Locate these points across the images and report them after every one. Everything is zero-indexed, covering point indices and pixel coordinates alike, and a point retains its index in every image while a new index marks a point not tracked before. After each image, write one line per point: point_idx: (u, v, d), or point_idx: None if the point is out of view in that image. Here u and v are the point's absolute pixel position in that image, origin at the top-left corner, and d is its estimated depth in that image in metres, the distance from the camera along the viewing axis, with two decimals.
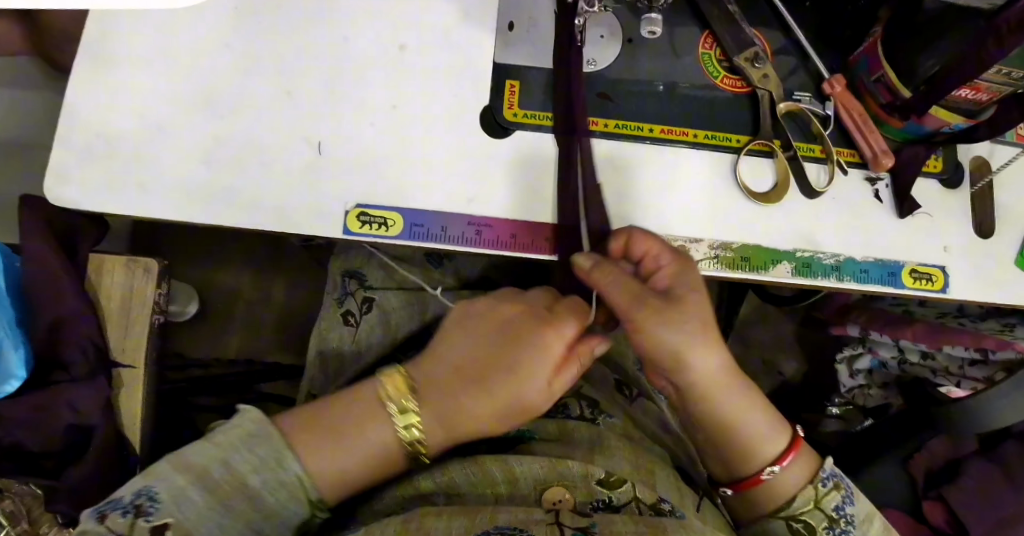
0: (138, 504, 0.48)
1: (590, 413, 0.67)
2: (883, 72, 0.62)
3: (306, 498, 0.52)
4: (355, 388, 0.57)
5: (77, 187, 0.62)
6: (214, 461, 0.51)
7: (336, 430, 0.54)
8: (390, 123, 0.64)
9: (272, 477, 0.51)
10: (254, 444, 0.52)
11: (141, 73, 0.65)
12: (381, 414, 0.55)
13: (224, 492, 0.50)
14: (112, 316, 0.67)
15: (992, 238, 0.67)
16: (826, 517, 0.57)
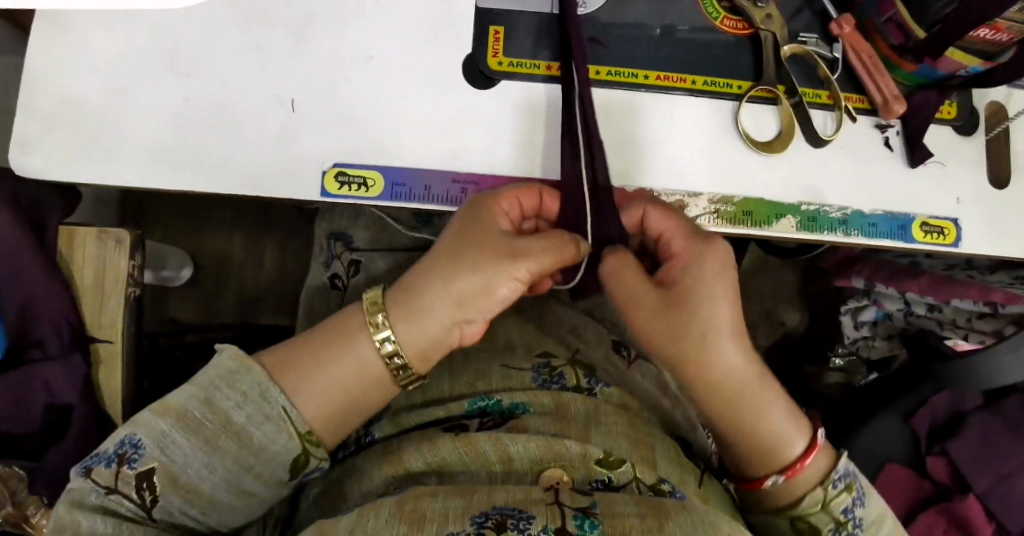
0: (120, 453, 0.48)
1: (585, 381, 0.65)
2: (894, 11, 0.58)
3: (294, 430, 0.50)
4: (346, 309, 0.55)
5: (40, 155, 0.59)
6: (194, 401, 0.49)
7: (309, 353, 0.53)
8: (366, 76, 0.60)
9: (257, 411, 0.50)
10: (236, 381, 0.50)
11: (99, 32, 0.60)
12: (358, 331, 0.53)
13: (208, 433, 0.48)
14: (85, 286, 0.62)
15: (1007, 188, 0.63)
16: (833, 520, 0.53)
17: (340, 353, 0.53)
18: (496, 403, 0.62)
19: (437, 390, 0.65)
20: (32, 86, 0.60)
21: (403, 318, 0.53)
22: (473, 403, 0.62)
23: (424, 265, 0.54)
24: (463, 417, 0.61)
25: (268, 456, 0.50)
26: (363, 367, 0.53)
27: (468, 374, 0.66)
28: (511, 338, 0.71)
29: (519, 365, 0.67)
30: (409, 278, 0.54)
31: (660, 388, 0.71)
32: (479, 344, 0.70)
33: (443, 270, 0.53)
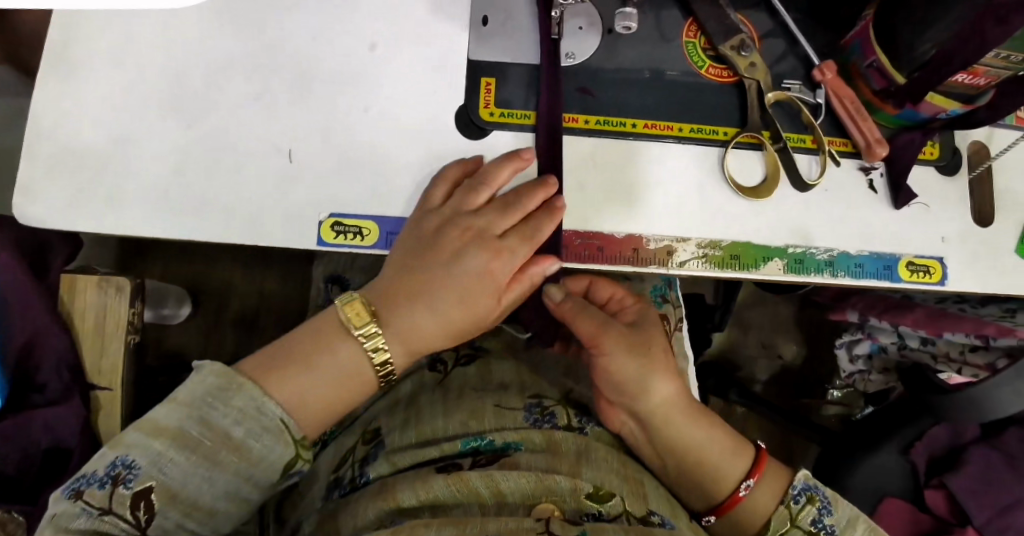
0: (115, 474, 0.51)
1: (577, 421, 0.67)
2: (875, 57, 0.60)
3: (290, 438, 0.54)
4: (316, 316, 0.59)
5: (45, 202, 0.61)
6: (190, 421, 0.52)
7: (292, 356, 0.56)
8: (361, 128, 0.61)
9: (255, 425, 0.53)
10: (230, 399, 0.53)
11: (104, 81, 0.62)
12: (340, 336, 0.57)
13: (206, 450, 0.52)
14: (86, 329, 0.61)
15: (991, 227, 0.65)
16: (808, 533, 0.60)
17: (323, 352, 0.56)
18: (488, 442, 0.64)
19: (431, 427, 0.66)
20: (39, 133, 0.61)
21: (398, 344, 0.58)
22: (465, 442, 0.64)
23: (412, 270, 0.58)
24: (458, 455, 0.63)
25: (266, 463, 0.53)
26: (347, 369, 0.57)
27: (463, 411, 0.67)
28: (505, 375, 0.72)
29: (511, 404, 0.68)
30: (393, 288, 0.58)
31: None
32: (474, 382, 0.71)
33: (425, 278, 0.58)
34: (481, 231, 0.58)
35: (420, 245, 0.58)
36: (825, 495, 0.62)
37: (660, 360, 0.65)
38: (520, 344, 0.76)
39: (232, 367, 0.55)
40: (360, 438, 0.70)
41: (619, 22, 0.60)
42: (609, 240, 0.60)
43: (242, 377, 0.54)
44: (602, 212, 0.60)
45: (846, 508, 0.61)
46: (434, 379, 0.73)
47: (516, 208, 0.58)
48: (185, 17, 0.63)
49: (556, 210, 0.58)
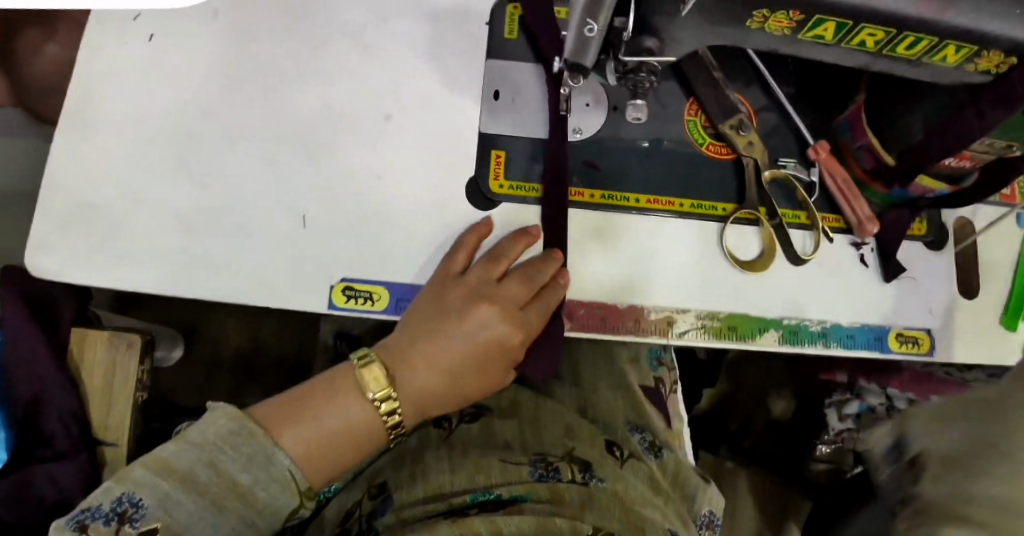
0: (122, 511, 0.50)
1: (580, 475, 0.68)
2: (866, 139, 0.62)
3: (295, 488, 0.55)
4: (330, 371, 0.60)
5: (57, 256, 0.61)
6: (198, 464, 0.52)
7: (302, 408, 0.57)
8: (374, 197, 0.63)
9: (262, 473, 0.53)
10: (239, 445, 0.53)
11: (119, 141, 0.63)
12: (352, 394, 0.58)
13: (213, 495, 0.52)
14: (95, 384, 0.63)
15: (977, 298, 0.67)
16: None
17: (332, 408, 0.57)
18: (495, 496, 0.64)
19: (438, 483, 0.68)
20: (54, 191, 0.62)
21: (411, 408, 0.60)
22: (474, 497, 0.64)
23: (426, 338, 0.60)
24: (468, 507, 0.64)
25: (270, 510, 0.54)
26: (355, 429, 0.57)
27: (468, 467, 0.68)
28: (507, 433, 0.74)
29: (516, 459, 0.70)
30: (411, 355, 0.59)
31: (649, 485, 0.73)
32: (476, 441, 0.74)
33: (434, 340, 0.60)
34: (502, 304, 0.60)
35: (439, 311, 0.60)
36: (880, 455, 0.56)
37: None
38: (523, 401, 0.79)
39: (241, 412, 0.56)
40: (366, 492, 0.72)
41: (631, 113, 0.53)
42: (612, 310, 0.62)
43: (253, 423, 0.55)
44: (606, 283, 0.62)
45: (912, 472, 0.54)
46: (440, 436, 0.75)
47: (532, 283, 0.60)
48: (202, 79, 0.64)
49: (562, 287, 0.61)
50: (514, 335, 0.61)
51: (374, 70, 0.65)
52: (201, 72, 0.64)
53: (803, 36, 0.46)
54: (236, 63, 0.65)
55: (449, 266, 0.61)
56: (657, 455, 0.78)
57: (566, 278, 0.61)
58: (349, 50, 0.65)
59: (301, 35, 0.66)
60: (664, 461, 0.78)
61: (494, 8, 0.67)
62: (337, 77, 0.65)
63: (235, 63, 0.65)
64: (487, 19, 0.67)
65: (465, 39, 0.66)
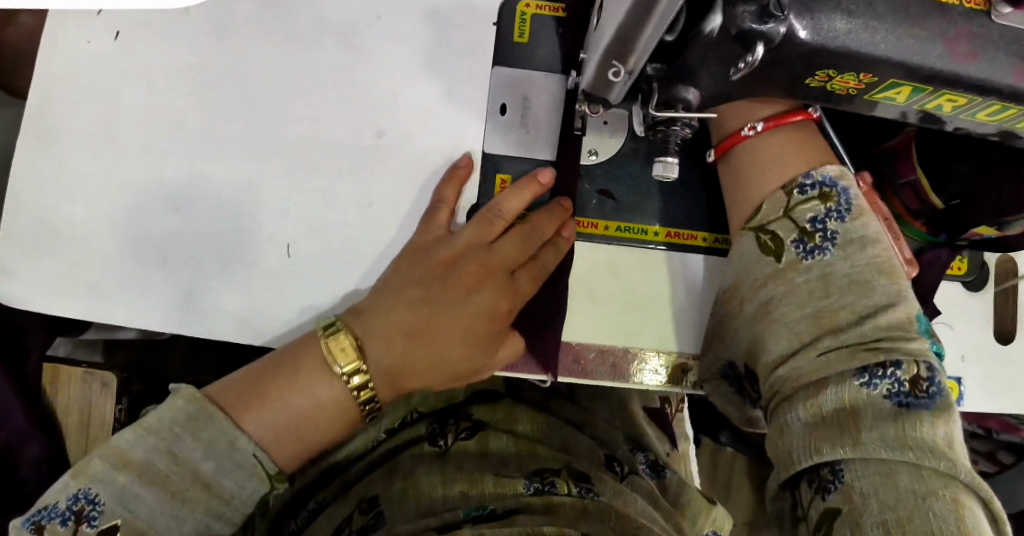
0: (77, 509, 0.44)
1: (578, 488, 0.64)
2: (914, 176, 0.55)
3: (265, 475, 0.48)
4: (301, 342, 0.52)
5: (20, 283, 0.55)
6: (156, 453, 0.45)
7: (269, 387, 0.49)
8: (366, 225, 0.57)
9: (225, 460, 0.47)
10: (199, 430, 0.46)
11: (84, 153, 0.56)
12: (323, 370, 0.50)
13: (174, 487, 0.45)
14: (71, 430, 0.66)
15: (1011, 342, 0.63)
16: (796, 229, 0.50)
17: (297, 386, 0.49)
18: (490, 511, 0.62)
19: (431, 498, 0.64)
20: (13, 209, 0.56)
21: (385, 383, 0.52)
22: (467, 512, 0.62)
23: (405, 305, 0.52)
24: (462, 521, 0.61)
25: (240, 500, 0.48)
26: (327, 408, 0.50)
27: (462, 480, 0.65)
28: (506, 451, 0.70)
29: (511, 473, 0.66)
30: (390, 323, 0.52)
31: (651, 503, 0.68)
32: (471, 460, 0.68)
33: (415, 307, 0.52)
34: (494, 264, 0.54)
35: (419, 274, 0.54)
36: (845, 201, 0.49)
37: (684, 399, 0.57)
38: (516, 414, 0.75)
39: (203, 393, 0.48)
40: (356, 506, 0.66)
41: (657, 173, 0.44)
42: (622, 356, 0.58)
43: (214, 405, 0.47)
44: (617, 326, 0.58)
45: (875, 293, 0.46)
46: (433, 453, 0.69)
47: (529, 244, 0.55)
48: (173, 84, 0.57)
49: (563, 245, 0.57)
50: (501, 299, 0.54)
51: (368, 77, 0.58)
52: (174, 75, 0.57)
53: (871, 97, 0.40)
54: (213, 65, 0.57)
55: (428, 229, 0.55)
56: (658, 474, 0.74)
57: (569, 233, 0.57)
58: (338, 50, 0.58)
59: (284, 32, 0.58)
60: (666, 482, 0.73)
61: (503, 6, 0.59)
62: (326, 81, 0.58)
63: (211, 64, 0.57)
64: (495, 19, 0.59)
65: (471, 42, 0.59)
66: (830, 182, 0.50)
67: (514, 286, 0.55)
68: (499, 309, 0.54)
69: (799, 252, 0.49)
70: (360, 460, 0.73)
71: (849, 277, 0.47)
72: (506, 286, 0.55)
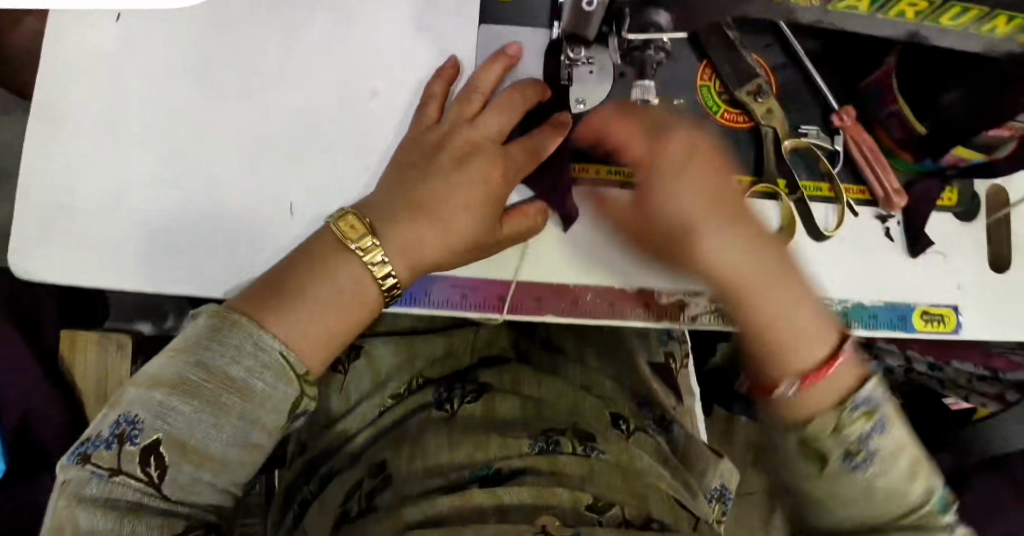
0: (120, 432, 0.43)
1: (581, 447, 0.65)
2: (897, 108, 0.56)
3: (295, 376, 0.48)
4: (314, 237, 0.54)
5: (35, 256, 0.57)
6: (187, 366, 0.45)
7: (285, 287, 0.50)
8: (365, 182, 0.59)
9: (255, 363, 0.46)
10: (226, 337, 0.46)
11: (91, 128, 0.58)
12: (336, 252, 0.52)
13: (208, 395, 0.44)
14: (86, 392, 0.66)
15: (1007, 272, 0.63)
16: (834, 442, 0.50)
17: (314, 271, 0.51)
18: (496, 471, 0.62)
19: (436, 459, 0.64)
20: (24, 182, 0.57)
21: (401, 260, 0.53)
22: (474, 472, 0.62)
23: (407, 189, 0.55)
24: (466, 483, 0.61)
25: (275, 405, 0.46)
26: (346, 289, 0.51)
27: (468, 442, 0.65)
28: (510, 413, 0.69)
29: (516, 433, 0.66)
30: (403, 204, 0.55)
31: (658, 458, 0.70)
32: (479, 424, 0.67)
33: (414, 187, 0.55)
34: (480, 140, 0.57)
35: (418, 159, 0.57)
36: None
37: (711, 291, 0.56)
38: (522, 377, 0.75)
39: (223, 308, 0.48)
40: (367, 471, 0.66)
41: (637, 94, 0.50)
42: (620, 295, 0.60)
43: (235, 314, 0.47)
44: (613, 268, 0.60)
45: (901, 378, 0.51)
46: (441, 418, 0.69)
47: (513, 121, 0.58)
48: (174, 58, 0.60)
49: (560, 125, 0.58)
50: (500, 175, 0.56)
51: (359, 42, 0.60)
52: (175, 50, 0.60)
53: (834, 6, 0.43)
54: (212, 38, 0.60)
55: (419, 121, 0.58)
56: (666, 430, 0.76)
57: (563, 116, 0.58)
58: (331, 20, 0.61)
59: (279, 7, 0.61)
60: (674, 436, 0.75)
61: None
62: (321, 48, 0.60)
63: (211, 38, 0.60)
64: None
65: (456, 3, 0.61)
66: (863, 292, 0.50)
67: (511, 160, 0.56)
68: (497, 184, 0.56)
69: None
70: (365, 430, 0.72)
71: None
72: (502, 160, 0.56)
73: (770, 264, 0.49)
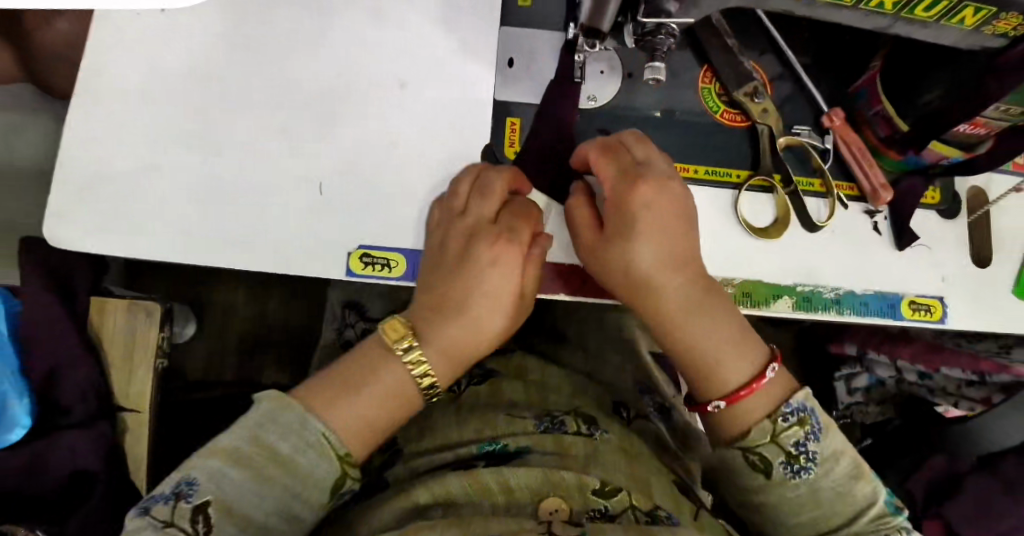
0: (177, 491, 0.49)
1: (586, 427, 0.65)
2: (882, 106, 0.62)
3: (334, 455, 0.52)
4: (364, 343, 0.59)
5: (76, 225, 0.61)
6: (244, 440, 0.51)
7: (342, 378, 0.56)
8: (390, 165, 0.64)
9: (299, 439, 0.52)
10: (279, 423, 0.52)
11: (136, 107, 0.63)
12: (381, 355, 0.57)
13: (257, 464, 0.50)
14: (115, 356, 0.66)
15: (989, 267, 0.67)
16: (783, 452, 0.55)
17: (358, 378, 0.56)
18: (502, 447, 0.62)
19: (445, 435, 0.65)
20: (70, 156, 0.62)
21: (437, 355, 0.58)
22: (481, 447, 0.62)
23: (441, 248, 0.61)
24: (474, 458, 0.62)
25: (314, 480, 0.52)
26: (390, 385, 0.56)
27: (475, 421, 0.66)
28: (514, 394, 0.70)
29: (523, 412, 0.67)
30: (438, 284, 0.60)
31: (659, 445, 0.71)
32: (486, 404, 0.69)
33: (448, 248, 0.61)
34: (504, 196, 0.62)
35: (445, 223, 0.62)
36: (817, 419, 0.56)
37: (711, 302, 0.59)
38: (527, 365, 0.77)
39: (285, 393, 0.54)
40: (377, 447, 0.69)
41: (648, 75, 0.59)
42: None
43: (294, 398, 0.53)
44: None
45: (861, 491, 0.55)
46: (448, 397, 0.72)
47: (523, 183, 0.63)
48: (217, 46, 0.64)
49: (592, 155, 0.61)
50: (523, 224, 0.61)
51: (389, 37, 0.66)
52: (218, 39, 0.65)
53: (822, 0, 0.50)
54: (253, 30, 0.65)
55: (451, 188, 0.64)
56: (668, 418, 0.78)
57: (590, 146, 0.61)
58: (365, 16, 0.66)
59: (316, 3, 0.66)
60: (675, 424, 0.77)
61: None
62: (354, 41, 0.65)
63: (252, 30, 0.65)
64: None
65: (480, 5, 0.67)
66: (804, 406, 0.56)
67: (531, 212, 0.62)
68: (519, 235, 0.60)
69: (787, 472, 0.55)
70: None
71: (835, 489, 0.55)
72: (526, 216, 0.61)
73: (693, 286, 0.59)
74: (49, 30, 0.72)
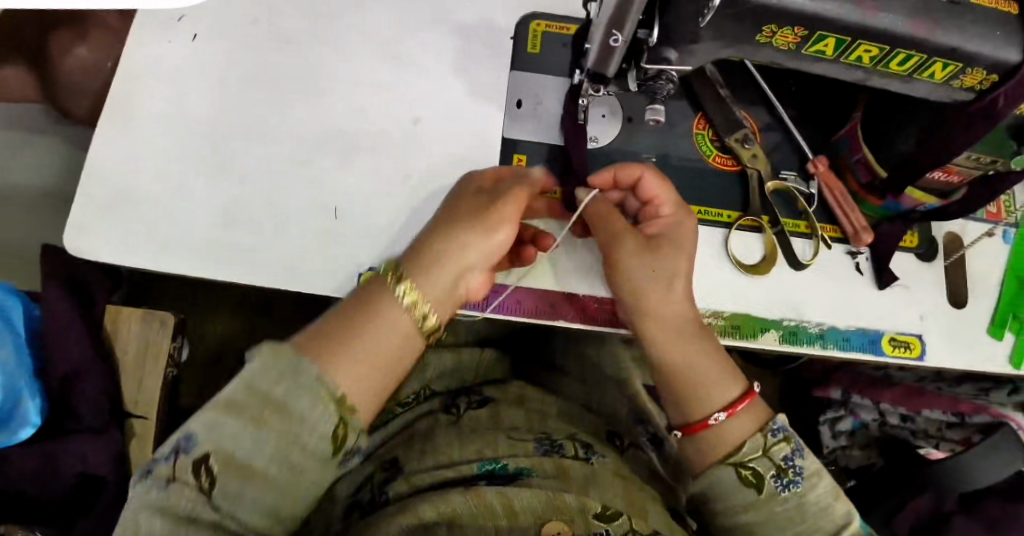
0: (177, 447, 0.49)
1: (582, 451, 0.67)
2: (861, 153, 0.67)
3: (331, 399, 0.51)
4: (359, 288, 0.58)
5: (97, 238, 0.64)
6: (237, 390, 0.50)
7: (340, 326, 0.54)
8: (402, 194, 0.67)
9: (292, 382, 0.50)
10: (271, 371, 0.50)
11: (162, 131, 0.67)
12: (382, 302, 0.56)
13: (252, 412, 0.49)
14: (127, 362, 0.74)
15: (965, 308, 0.71)
16: (773, 466, 0.58)
17: (359, 325, 0.54)
18: (502, 467, 0.64)
19: (448, 454, 0.67)
20: (94, 174, 0.65)
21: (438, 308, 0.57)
22: (481, 466, 0.64)
23: (441, 220, 0.61)
24: (475, 477, 0.63)
25: (311, 426, 0.50)
26: (391, 338, 0.55)
27: (477, 442, 0.68)
28: (515, 419, 0.73)
29: (522, 436, 0.69)
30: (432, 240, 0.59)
31: (650, 473, 0.74)
32: (487, 426, 0.71)
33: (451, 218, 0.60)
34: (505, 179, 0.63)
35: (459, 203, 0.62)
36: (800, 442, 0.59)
37: (708, 339, 0.62)
38: (528, 393, 0.80)
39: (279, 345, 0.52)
40: (378, 465, 0.70)
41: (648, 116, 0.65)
42: None
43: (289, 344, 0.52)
44: None
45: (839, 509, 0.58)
46: (448, 420, 0.74)
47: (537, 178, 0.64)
48: (242, 79, 0.69)
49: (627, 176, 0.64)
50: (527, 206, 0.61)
51: (405, 77, 0.70)
52: (243, 72, 0.69)
53: (807, 51, 0.55)
54: (277, 66, 0.70)
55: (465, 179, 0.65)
56: (659, 448, 0.79)
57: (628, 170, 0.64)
58: (383, 57, 0.71)
59: (338, 43, 0.71)
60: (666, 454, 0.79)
61: (519, 25, 0.73)
62: (372, 79, 0.70)
63: (275, 65, 0.70)
64: (512, 35, 0.73)
65: (491, 51, 0.72)
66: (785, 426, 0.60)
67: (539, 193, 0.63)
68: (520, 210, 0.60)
69: (776, 485, 0.58)
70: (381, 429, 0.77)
71: (817, 504, 0.58)
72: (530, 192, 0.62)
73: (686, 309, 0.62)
74: (69, 58, 0.77)
